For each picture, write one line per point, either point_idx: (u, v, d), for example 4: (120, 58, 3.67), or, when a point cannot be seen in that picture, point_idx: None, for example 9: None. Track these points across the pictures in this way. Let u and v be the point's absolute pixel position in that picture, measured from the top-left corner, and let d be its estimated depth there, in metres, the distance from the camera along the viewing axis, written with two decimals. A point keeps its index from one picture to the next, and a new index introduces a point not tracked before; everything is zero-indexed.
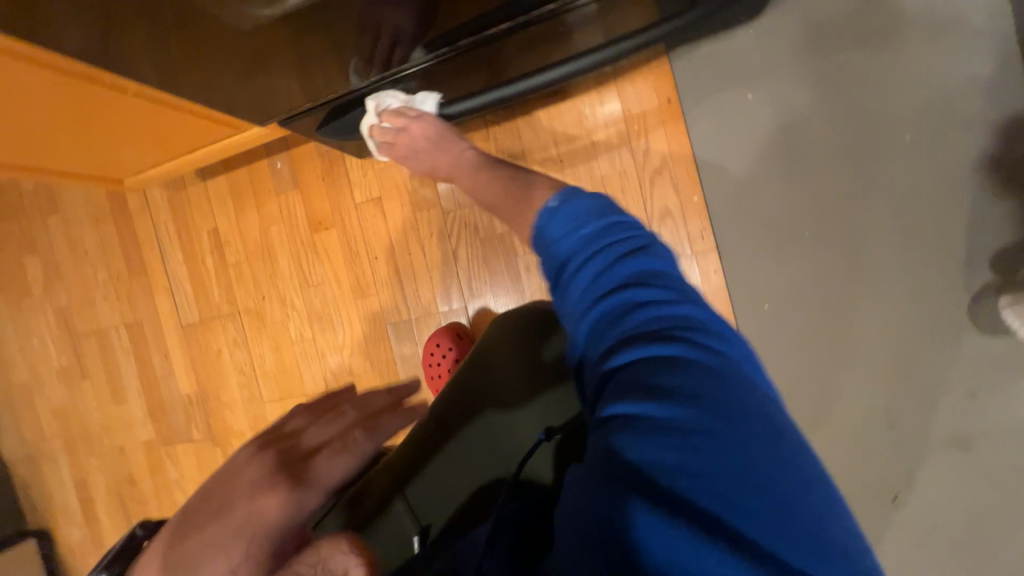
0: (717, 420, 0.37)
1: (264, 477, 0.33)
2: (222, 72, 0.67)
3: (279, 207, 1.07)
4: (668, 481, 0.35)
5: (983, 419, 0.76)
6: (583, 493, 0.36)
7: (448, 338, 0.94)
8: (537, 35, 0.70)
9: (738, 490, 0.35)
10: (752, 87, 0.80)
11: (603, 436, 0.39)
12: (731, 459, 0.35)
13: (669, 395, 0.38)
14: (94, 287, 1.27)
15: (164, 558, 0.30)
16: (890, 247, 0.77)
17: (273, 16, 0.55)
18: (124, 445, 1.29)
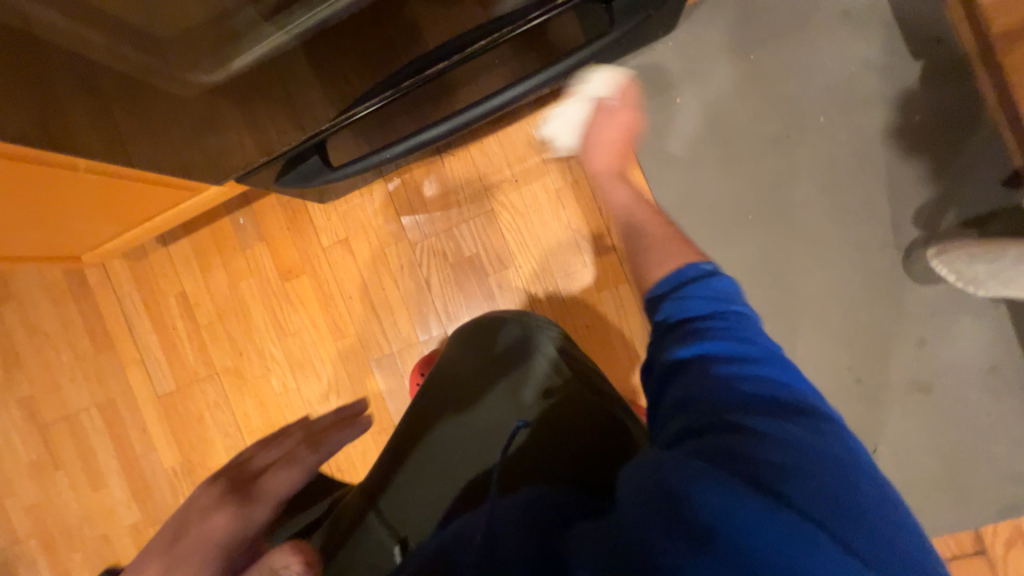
0: (803, 439, 0.42)
1: (217, 502, 0.50)
2: (177, 134, 0.69)
3: (246, 262, 1.08)
4: (766, 481, 0.38)
5: (935, 363, 0.82)
6: (669, 469, 0.40)
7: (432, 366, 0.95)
8: (476, 68, 0.74)
9: (827, 498, 0.38)
10: (680, 91, 0.87)
11: (696, 439, 0.43)
12: (825, 476, 0.39)
13: (760, 414, 0.44)
14: (59, 370, 1.22)
15: (163, 562, 0.48)
16: (823, 218, 0.84)
17: (217, 81, 0.61)
18: (109, 531, 1.23)
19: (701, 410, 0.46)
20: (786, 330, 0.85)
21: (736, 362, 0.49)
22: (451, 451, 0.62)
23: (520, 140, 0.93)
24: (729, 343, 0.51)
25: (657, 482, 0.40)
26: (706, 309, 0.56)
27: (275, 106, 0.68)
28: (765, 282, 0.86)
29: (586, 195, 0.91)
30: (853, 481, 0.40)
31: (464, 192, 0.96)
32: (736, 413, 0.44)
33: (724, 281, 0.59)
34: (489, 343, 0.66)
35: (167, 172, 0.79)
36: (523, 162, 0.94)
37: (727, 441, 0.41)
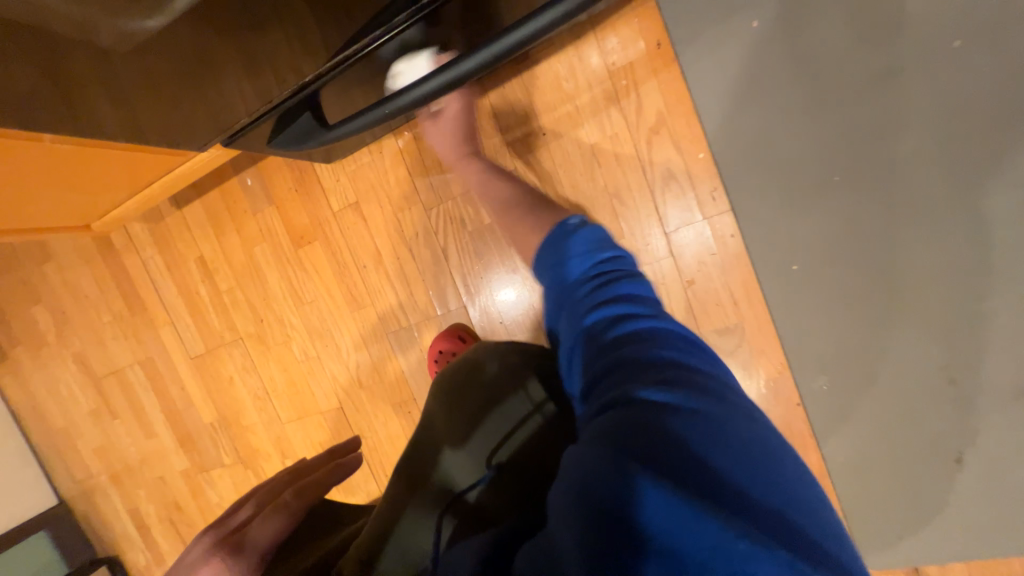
0: (703, 403, 0.44)
1: (202, 561, 0.47)
2: (171, 89, 0.60)
3: (258, 226, 1.02)
4: (664, 456, 0.39)
5: None
6: (588, 469, 0.40)
7: (451, 343, 0.88)
8: None
9: (720, 448, 0.40)
10: (757, 13, 0.68)
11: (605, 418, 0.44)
12: (719, 431, 0.42)
13: (654, 379, 0.46)
14: (102, 329, 1.27)
15: None
16: (931, 180, 0.66)
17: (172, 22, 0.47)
18: (164, 475, 1.33)
19: (609, 388, 0.48)
20: (864, 317, 0.71)
21: (625, 330, 0.52)
22: (450, 507, 0.53)
23: (549, 82, 0.78)
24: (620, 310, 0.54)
25: (577, 476, 0.40)
26: (594, 274, 0.59)
27: (276, 51, 0.57)
28: (845, 261, 0.71)
29: (628, 151, 0.76)
30: (742, 429, 0.43)
31: (484, 148, 0.83)
32: (636, 381, 0.46)
33: (600, 233, 0.62)
34: (475, 382, 0.63)
35: (145, 136, 0.71)
36: (552, 111, 0.79)
37: (629, 416, 0.43)
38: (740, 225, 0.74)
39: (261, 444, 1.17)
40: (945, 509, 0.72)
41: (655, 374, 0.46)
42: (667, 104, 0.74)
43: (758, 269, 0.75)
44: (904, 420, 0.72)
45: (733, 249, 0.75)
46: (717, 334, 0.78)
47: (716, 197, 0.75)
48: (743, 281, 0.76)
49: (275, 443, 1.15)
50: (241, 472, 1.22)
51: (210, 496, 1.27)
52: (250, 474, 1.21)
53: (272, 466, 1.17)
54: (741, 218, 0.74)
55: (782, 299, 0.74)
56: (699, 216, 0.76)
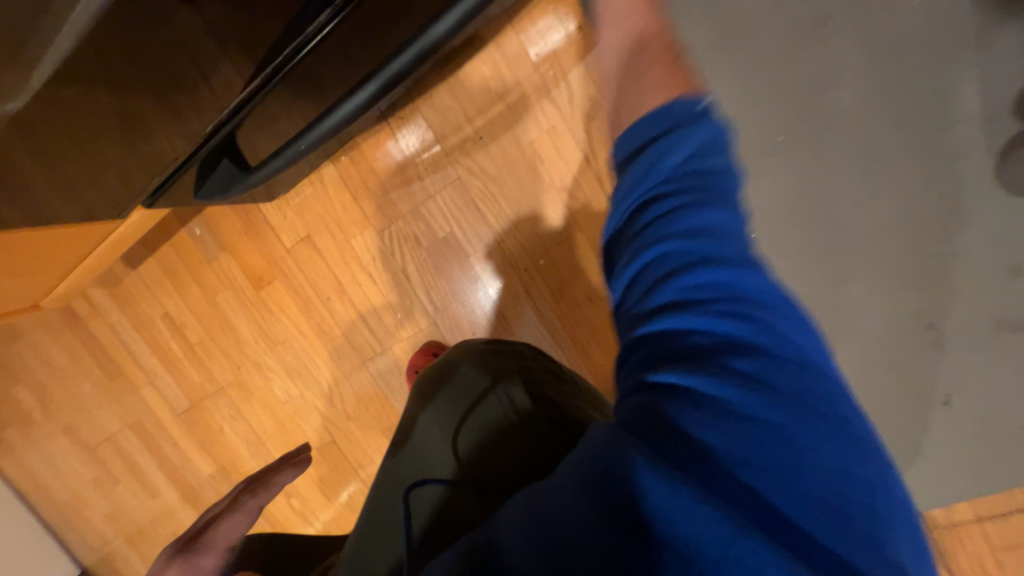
0: (786, 413, 0.32)
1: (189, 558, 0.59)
2: (92, 143, 0.57)
3: (216, 275, 1.00)
4: (709, 463, 0.31)
5: None
6: (606, 457, 0.32)
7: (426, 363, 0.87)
8: None
9: (792, 464, 0.31)
10: None
11: (639, 403, 0.34)
12: (797, 444, 0.31)
13: (709, 361, 0.33)
14: (85, 399, 1.25)
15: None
16: (878, 125, 0.65)
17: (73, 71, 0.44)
18: (177, 531, 1.33)
19: (648, 361, 0.36)
20: (834, 274, 0.69)
21: (702, 279, 0.35)
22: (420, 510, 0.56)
23: (476, 84, 0.75)
24: (692, 248, 0.36)
25: (590, 471, 0.33)
26: (674, 185, 0.38)
27: (184, 92, 0.54)
28: (805, 220, 0.68)
29: (567, 141, 0.74)
30: (831, 436, 0.32)
31: (424, 161, 0.81)
32: (694, 362, 0.33)
33: (696, 151, 0.38)
34: (450, 383, 0.61)
35: (81, 203, 0.72)
36: (485, 113, 0.76)
37: (674, 414, 0.32)
38: None
39: None
40: (943, 451, 0.71)
41: (726, 359, 0.33)
42: (598, 87, 0.71)
43: None
44: (888, 370, 0.70)
45: None
46: None
47: None
48: None
49: None
50: None
51: None
52: None
53: None
54: None
55: None
56: None
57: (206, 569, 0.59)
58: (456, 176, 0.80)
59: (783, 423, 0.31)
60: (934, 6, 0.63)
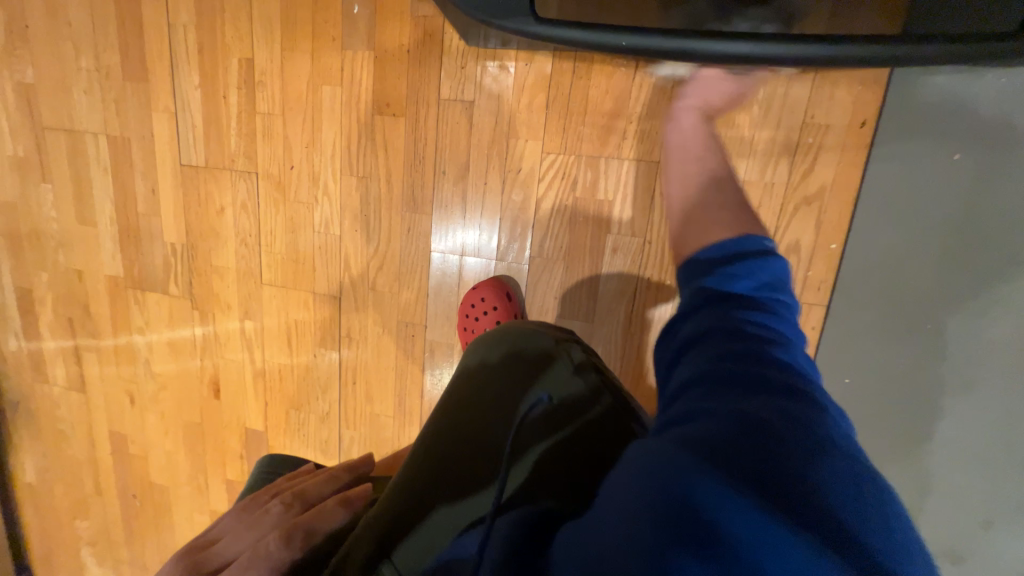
0: (833, 461, 0.33)
1: None
2: None
3: (341, 67, 0.86)
4: (777, 490, 0.31)
5: (992, 555, 0.74)
6: (665, 462, 0.34)
7: (496, 296, 0.85)
8: None
9: (861, 522, 0.31)
10: (968, 145, 0.65)
11: (694, 430, 0.36)
12: (864, 505, 0.32)
13: (771, 402, 0.37)
14: (72, 74, 1.00)
15: None
16: (1000, 375, 0.69)
17: None
18: (83, 270, 1.14)
19: (705, 400, 0.39)
20: (875, 450, 0.77)
21: (751, 335, 0.43)
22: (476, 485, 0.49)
23: (740, 98, 0.72)
24: (754, 313, 0.45)
25: (657, 477, 0.33)
26: (734, 263, 0.49)
27: None
28: (887, 401, 0.75)
29: (772, 205, 0.74)
30: (887, 507, 0.33)
31: (639, 125, 0.76)
32: (762, 398, 0.37)
33: (762, 240, 0.51)
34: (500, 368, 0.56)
35: None
36: (726, 127, 0.73)
37: (729, 433, 0.34)
38: (825, 321, 0.76)
39: (224, 293, 1.05)
40: None
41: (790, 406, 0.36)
42: (833, 183, 0.72)
43: (812, 368, 0.78)
44: None
45: (805, 340, 0.77)
46: None
47: (821, 288, 0.75)
48: None
49: (242, 298, 1.03)
50: (186, 309, 1.08)
51: (134, 316, 1.12)
52: (195, 316, 1.08)
53: (227, 319, 1.06)
54: (828, 316, 0.76)
55: None
56: (793, 297, 0.76)
57: None
58: (657, 159, 0.76)
59: (836, 479, 0.32)
60: None
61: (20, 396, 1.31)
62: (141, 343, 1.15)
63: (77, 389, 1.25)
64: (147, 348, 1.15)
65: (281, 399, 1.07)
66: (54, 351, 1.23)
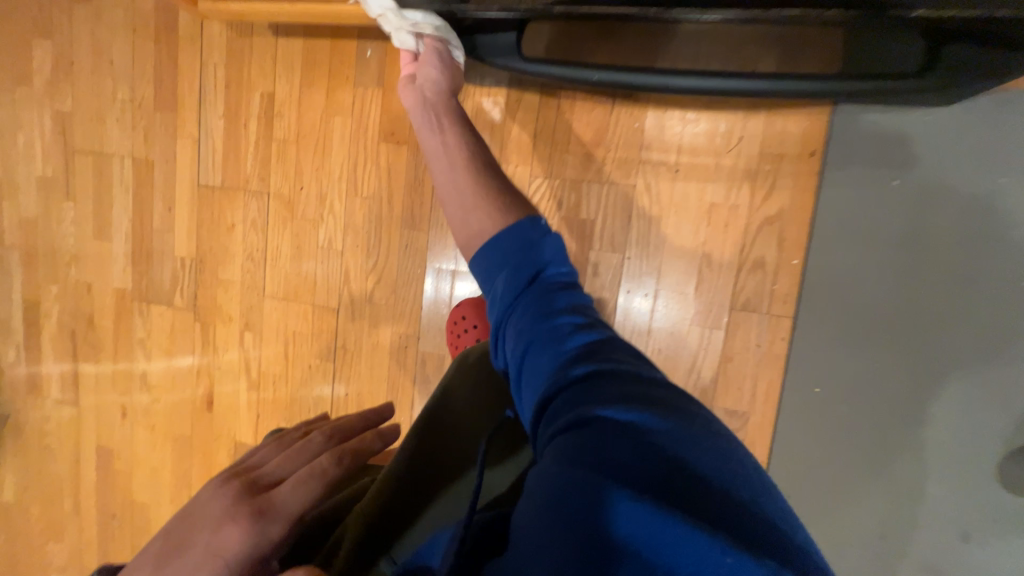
0: (665, 424, 0.41)
1: (228, 508, 0.46)
2: None
3: (353, 101, 0.96)
4: (625, 472, 0.37)
5: (966, 563, 0.76)
6: (550, 488, 0.37)
7: (476, 314, 0.90)
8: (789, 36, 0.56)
9: (688, 465, 0.38)
10: (901, 174, 0.75)
11: (564, 442, 0.41)
12: (690, 450, 0.40)
13: (612, 396, 0.44)
14: (108, 104, 1.11)
15: (211, 537, 0.44)
16: (950, 380, 0.76)
17: None
18: (93, 284, 1.19)
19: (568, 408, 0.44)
20: (848, 460, 0.80)
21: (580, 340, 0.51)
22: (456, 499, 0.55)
23: (704, 131, 0.81)
24: (576, 313, 0.54)
25: (543, 500, 0.36)
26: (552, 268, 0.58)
27: None
28: (855, 409, 0.79)
29: (737, 224, 0.81)
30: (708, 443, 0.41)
31: (616, 153, 0.85)
32: (600, 391, 0.44)
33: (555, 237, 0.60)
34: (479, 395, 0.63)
35: None
36: (694, 156, 0.82)
37: (588, 436, 0.40)
38: (794, 334, 0.81)
39: (227, 305, 1.09)
40: None
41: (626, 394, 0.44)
42: (791, 205, 0.80)
43: (787, 380, 0.82)
44: (829, 545, 0.81)
45: (777, 351, 0.82)
46: (725, 413, 0.85)
47: (788, 301, 0.81)
48: (770, 379, 0.83)
49: (245, 310, 1.07)
50: (189, 321, 1.12)
51: (137, 328, 1.16)
52: (197, 328, 1.12)
53: (228, 331, 1.10)
54: (796, 329, 0.81)
55: (794, 412, 0.82)
56: (762, 309, 0.82)
57: (249, 517, 0.45)
58: (634, 183, 0.85)
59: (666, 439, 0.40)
60: None
61: (10, 411, 1.31)
62: (141, 355, 1.18)
63: (70, 403, 1.26)
64: (146, 360, 1.18)
65: (274, 412, 1.09)
66: (53, 365, 1.26)
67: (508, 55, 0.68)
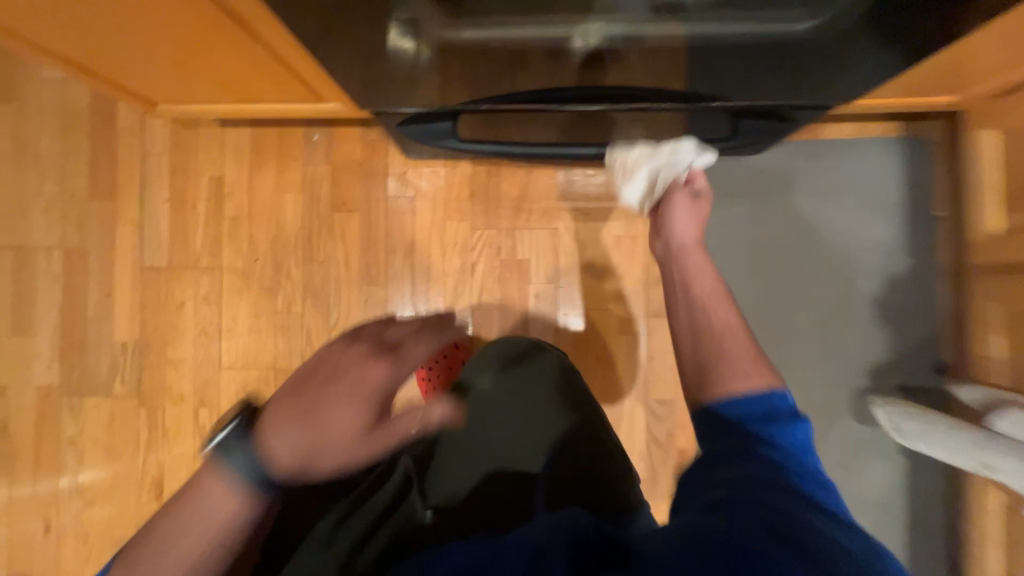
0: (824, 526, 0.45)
1: (366, 353, 0.49)
2: (378, 63, 0.66)
3: (304, 178, 1.07)
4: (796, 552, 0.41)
5: (845, 487, 0.99)
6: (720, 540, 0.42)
7: (442, 346, 1.03)
8: (643, 117, 0.80)
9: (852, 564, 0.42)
10: (743, 201, 1.02)
11: (730, 516, 0.45)
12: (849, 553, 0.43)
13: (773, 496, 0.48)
14: (32, 198, 1.09)
15: (357, 370, 0.47)
16: (805, 348, 1.01)
17: (452, 39, 0.57)
18: (7, 386, 1.09)
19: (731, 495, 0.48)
20: None
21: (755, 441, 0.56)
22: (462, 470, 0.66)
23: (602, 183, 1.05)
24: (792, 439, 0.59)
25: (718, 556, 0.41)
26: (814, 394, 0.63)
27: (470, 79, 0.69)
28: None
29: (639, 250, 1.04)
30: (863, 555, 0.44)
31: (539, 204, 1.05)
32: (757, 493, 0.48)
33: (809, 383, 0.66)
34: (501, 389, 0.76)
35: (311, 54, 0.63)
36: (598, 201, 1.04)
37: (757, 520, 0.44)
38: None
39: (178, 384, 1.08)
40: None
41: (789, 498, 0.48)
42: None
43: None
44: None
45: None
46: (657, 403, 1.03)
47: None
48: None
49: (199, 386, 1.07)
50: (132, 408, 1.08)
51: (67, 426, 1.08)
52: (143, 414, 1.08)
53: (180, 410, 1.07)
54: None
55: None
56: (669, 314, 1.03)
57: (386, 367, 0.48)
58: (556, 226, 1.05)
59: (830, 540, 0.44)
60: (857, 298, 1.01)
61: None
62: (71, 456, 1.08)
63: None
64: (78, 460, 1.09)
65: None
66: None
67: (442, 132, 0.84)
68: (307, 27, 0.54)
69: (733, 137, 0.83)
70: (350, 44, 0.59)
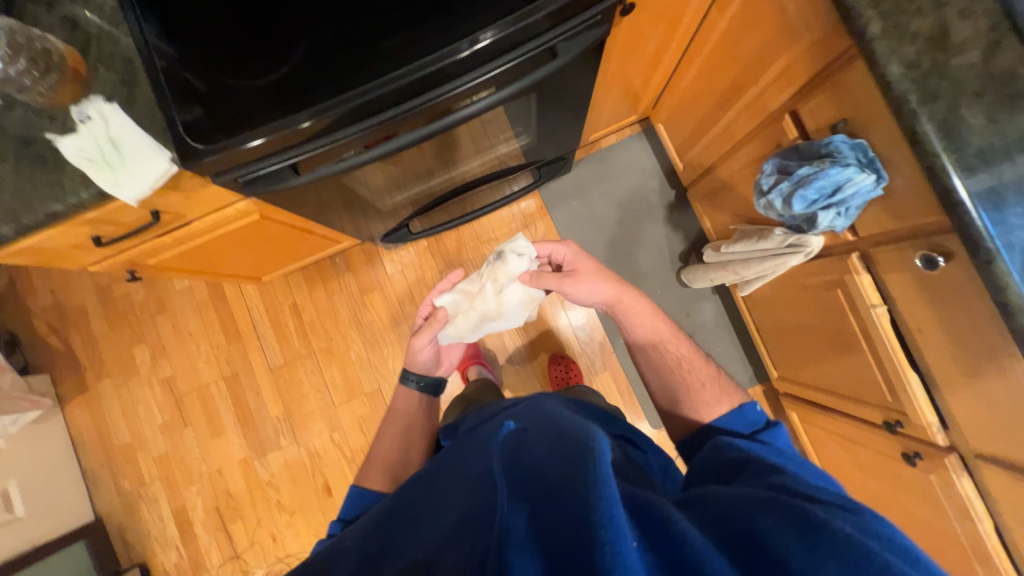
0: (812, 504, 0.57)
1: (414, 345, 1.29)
2: (363, 219, 1.46)
3: (339, 284, 1.85)
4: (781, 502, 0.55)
5: (692, 322, 1.73)
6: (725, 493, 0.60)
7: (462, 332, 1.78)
8: (495, 187, 1.59)
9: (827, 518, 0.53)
10: (574, 197, 1.82)
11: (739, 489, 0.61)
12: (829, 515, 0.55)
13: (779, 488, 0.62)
14: (197, 357, 1.87)
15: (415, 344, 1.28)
16: (639, 258, 1.78)
17: (395, 201, 1.38)
18: (222, 467, 1.83)
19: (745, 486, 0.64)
20: None
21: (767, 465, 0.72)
22: None
23: (498, 219, 1.83)
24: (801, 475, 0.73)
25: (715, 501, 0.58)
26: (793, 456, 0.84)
27: (406, 209, 1.48)
28: None
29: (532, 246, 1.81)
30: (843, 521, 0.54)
31: (470, 244, 1.83)
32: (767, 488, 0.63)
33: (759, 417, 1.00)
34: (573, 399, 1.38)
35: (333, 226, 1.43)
36: (500, 229, 1.83)
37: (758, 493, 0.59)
38: None
39: (316, 425, 1.81)
40: None
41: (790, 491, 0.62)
42: (547, 228, 1.82)
43: None
44: None
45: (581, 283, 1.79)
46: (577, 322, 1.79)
47: None
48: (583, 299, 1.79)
49: (328, 420, 1.81)
50: (295, 450, 1.81)
51: (264, 475, 1.81)
52: (303, 450, 1.81)
53: (322, 439, 1.81)
54: None
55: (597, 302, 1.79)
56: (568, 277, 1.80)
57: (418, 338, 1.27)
58: (484, 251, 1.82)
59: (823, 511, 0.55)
60: (655, 222, 1.78)
61: None
62: (272, 491, 1.81)
63: (230, 559, 1.80)
64: (276, 492, 1.81)
65: None
66: (209, 542, 1.81)
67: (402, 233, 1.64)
68: (335, 219, 1.35)
69: (540, 177, 1.64)
70: (352, 218, 1.40)
